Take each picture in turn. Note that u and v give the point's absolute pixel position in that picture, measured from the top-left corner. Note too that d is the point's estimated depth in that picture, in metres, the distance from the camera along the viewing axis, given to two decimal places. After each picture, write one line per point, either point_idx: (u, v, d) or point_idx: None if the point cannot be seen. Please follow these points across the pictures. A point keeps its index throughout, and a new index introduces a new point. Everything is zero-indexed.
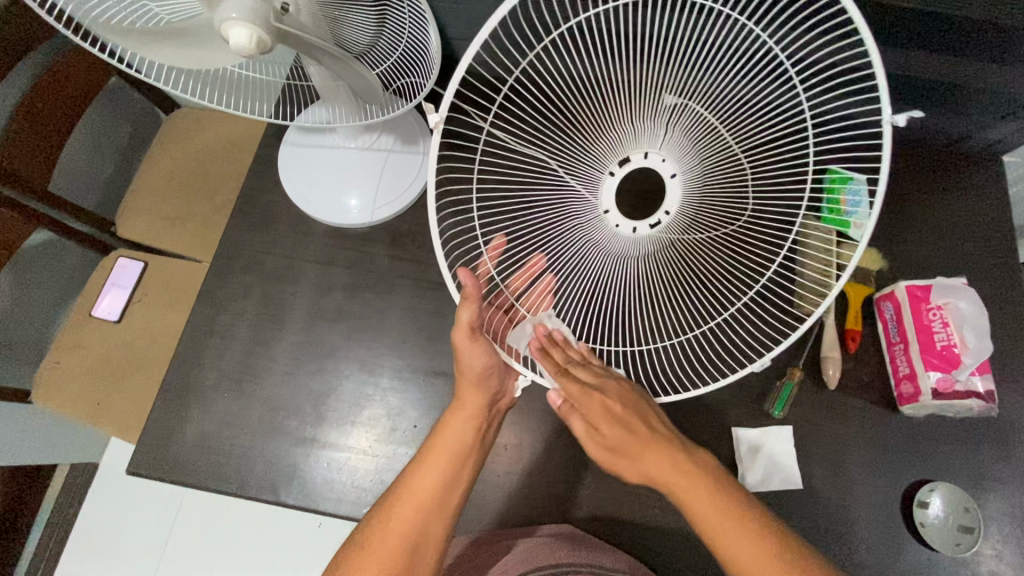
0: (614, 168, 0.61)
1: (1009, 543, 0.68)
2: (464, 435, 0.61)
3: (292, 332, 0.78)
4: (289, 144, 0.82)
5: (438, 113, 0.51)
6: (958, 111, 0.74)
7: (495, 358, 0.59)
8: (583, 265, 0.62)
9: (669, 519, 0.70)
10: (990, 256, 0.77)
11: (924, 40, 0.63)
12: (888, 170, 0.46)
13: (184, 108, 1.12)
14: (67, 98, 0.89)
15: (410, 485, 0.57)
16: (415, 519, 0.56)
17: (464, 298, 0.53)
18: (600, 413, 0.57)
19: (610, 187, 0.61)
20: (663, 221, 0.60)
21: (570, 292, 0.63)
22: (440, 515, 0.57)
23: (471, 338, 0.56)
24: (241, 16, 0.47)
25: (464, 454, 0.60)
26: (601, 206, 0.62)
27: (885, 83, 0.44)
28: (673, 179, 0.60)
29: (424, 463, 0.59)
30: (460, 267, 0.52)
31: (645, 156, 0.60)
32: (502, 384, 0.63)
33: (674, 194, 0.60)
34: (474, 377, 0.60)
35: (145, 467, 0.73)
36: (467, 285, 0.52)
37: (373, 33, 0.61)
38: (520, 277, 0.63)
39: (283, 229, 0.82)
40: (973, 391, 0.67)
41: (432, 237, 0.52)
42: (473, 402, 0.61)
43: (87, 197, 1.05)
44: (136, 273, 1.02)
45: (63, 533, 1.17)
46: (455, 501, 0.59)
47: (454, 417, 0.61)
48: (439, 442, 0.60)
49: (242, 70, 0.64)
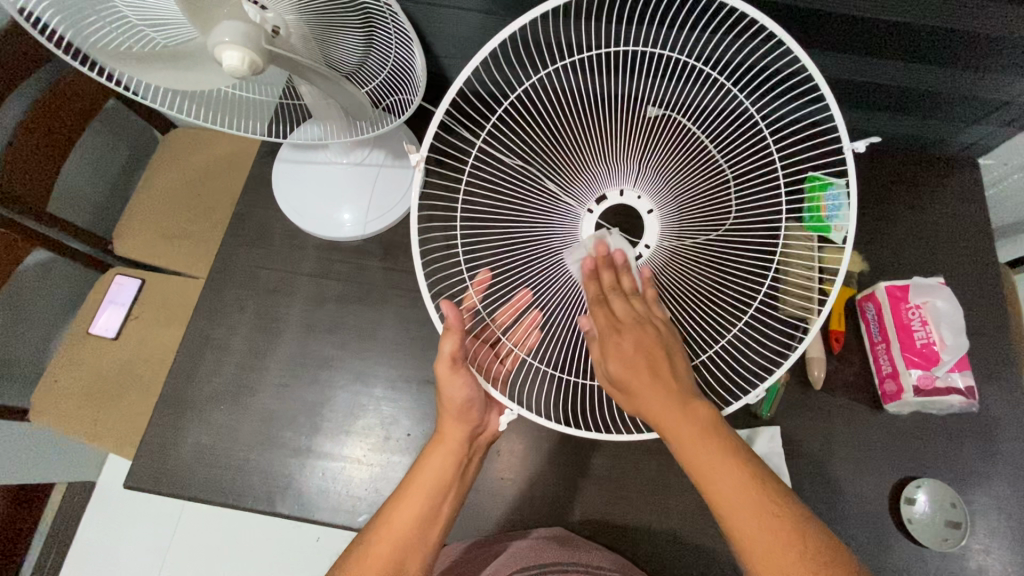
0: (592, 205, 0.62)
1: (995, 538, 0.69)
2: (445, 468, 0.59)
3: (287, 344, 0.79)
4: (281, 161, 0.84)
5: (420, 152, 0.55)
6: (931, 116, 0.77)
7: (477, 392, 0.60)
8: (567, 300, 0.63)
9: (662, 522, 0.71)
10: (967, 256, 0.79)
11: (892, 50, 0.66)
12: (857, 188, 0.51)
13: (180, 127, 1.14)
14: (67, 120, 0.92)
15: (388, 522, 0.56)
16: (393, 557, 0.54)
17: (447, 330, 0.56)
18: (623, 343, 0.52)
19: (588, 223, 0.62)
20: (644, 256, 0.62)
21: (556, 327, 0.67)
22: (420, 552, 0.55)
23: (453, 368, 0.58)
24: (233, 39, 0.49)
25: (444, 487, 0.59)
26: (581, 240, 0.62)
27: (840, 113, 0.50)
28: (650, 214, 0.62)
29: (404, 498, 0.57)
30: (444, 300, 0.55)
31: (621, 194, 0.61)
32: (485, 416, 0.63)
33: (652, 227, 0.62)
34: (457, 410, 0.60)
35: (142, 480, 0.73)
36: (449, 316, 0.55)
37: (361, 53, 0.64)
38: (505, 312, 0.63)
39: (276, 244, 0.84)
40: (953, 388, 0.68)
41: (417, 276, 0.54)
42: (455, 434, 0.60)
43: (84, 216, 1.06)
44: (134, 291, 1.03)
45: (61, 548, 1.17)
46: (435, 536, 0.57)
47: (436, 449, 0.60)
48: (419, 475, 0.58)
49: (237, 91, 0.67)
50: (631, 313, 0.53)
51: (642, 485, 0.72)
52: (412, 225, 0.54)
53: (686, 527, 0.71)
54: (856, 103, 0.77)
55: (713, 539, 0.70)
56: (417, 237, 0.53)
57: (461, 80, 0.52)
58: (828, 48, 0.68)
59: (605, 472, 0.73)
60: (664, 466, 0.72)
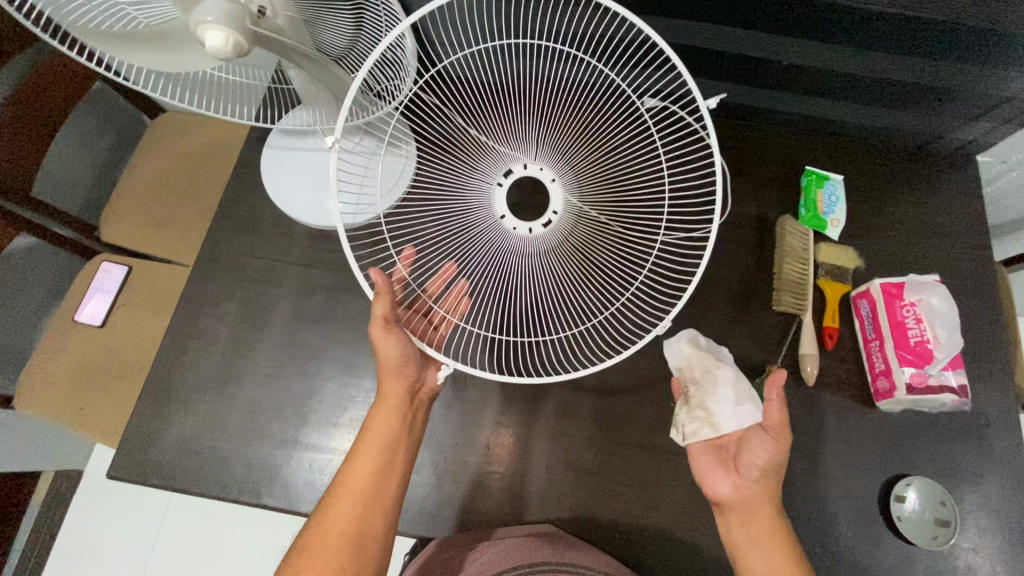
0: (501, 179, 0.63)
1: (985, 536, 0.69)
2: (391, 425, 0.61)
3: (274, 333, 0.78)
4: (270, 147, 0.82)
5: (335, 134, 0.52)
6: (931, 110, 0.75)
7: (411, 350, 0.59)
8: (491, 266, 0.63)
9: (652, 518, 0.70)
10: (965, 253, 0.79)
11: (892, 42, 0.65)
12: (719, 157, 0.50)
13: (170, 111, 1.12)
14: (49, 102, 0.89)
15: (345, 482, 0.59)
16: (353, 513, 0.57)
17: (378, 294, 0.55)
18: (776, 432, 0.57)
19: (501, 195, 0.63)
20: (554, 221, 0.63)
21: (482, 295, 0.65)
22: (381, 505, 0.58)
23: (386, 331, 0.57)
24: (216, 18, 0.47)
25: (394, 444, 0.61)
26: (496, 212, 0.63)
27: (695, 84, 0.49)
28: (554, 183, 0.63)
29: (357, 458, 0.60)
30: (373, 268, 0.54)
31: (525, 167, 0.63)
32: (422, 373, 0.64)
33: (558, 195, 0.63)
34: (393, 368, 0.61)
35: (126, 471, 0.72)
36: (379, 282, 0.54)
37: (351, 37, 0.62)
38: (435, 283, 0.63)
39: (265, 231, 0.82)
40: (947, 386, 0.68)
41: (345, 254, 0.51)
42: (395, 390, 0.62)
43: (70, 202, 1.04)
44: (121, 277, 1.01)
45: (48, 537, 1.16)
46: (392, 491, 0.60)
47: (379, 408, 0.62)
48: (369, 434, 0.61)
49: (222, 74, 0.65)
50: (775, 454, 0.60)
51: (631, 478, 0.71)
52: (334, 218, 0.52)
53: (675, 521, 0.70)
54: (854, 97, 0.76)
55: (702, 533, 0.70)
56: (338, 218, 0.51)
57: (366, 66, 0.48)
58: (824, 40, 0.67)
59: (597, 467, 0.72)
60: (655, 460, 0.72)
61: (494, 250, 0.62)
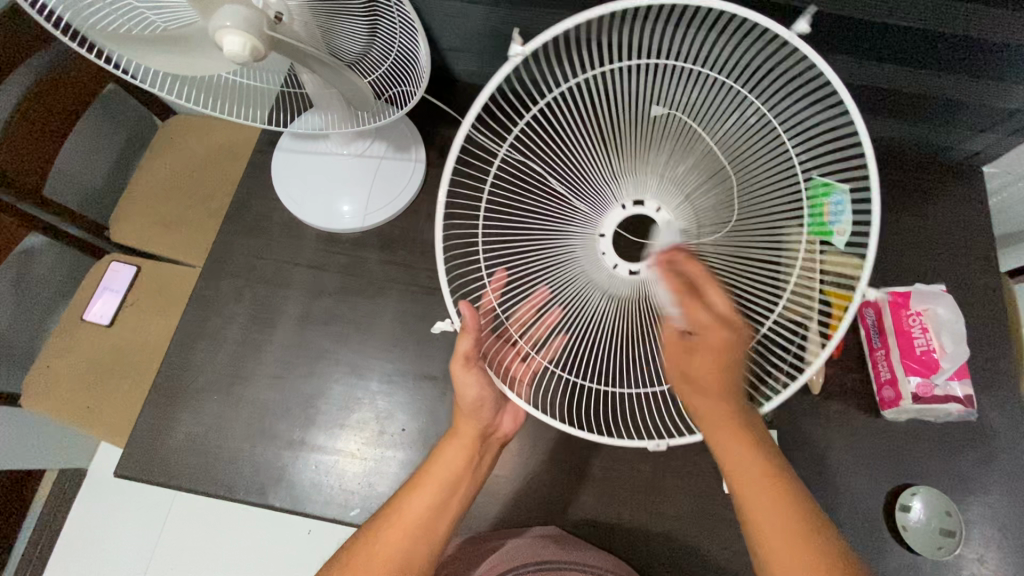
0: (625, 203, 0.65)
1: (990, 547, 0.69)
2: (456, 462, 0.60)
3: (282, 334, 0.79)
4: (281, 150, 0.83)
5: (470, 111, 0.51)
6: (942, 122, 0.76)
7: (489, 393, 0.61)
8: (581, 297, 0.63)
9: (657, 524, 0.70)
10: (972, 264, 0.79)
11: (901, 54, 0.65)
12: (879, 208, 0.48)
13: (181, 114, 1.13)
14: (64, 104, 0.90)
15: (400, 511, 0.57)
16: (402, 546, 0.55)
17: (463, 330, 0.57)
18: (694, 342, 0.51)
19: (614, 217, 0.65)
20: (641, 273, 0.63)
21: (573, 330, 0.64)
22: (429, 542, 0.57)
23: (465, 365, 0.59)
24: (235, 24, 0.48)
25: (455, 483, 0.60)
26: (598, 231, 0.65)
27: (862, 129, 0.49)
28: (670, 237, 0.62)
29: (415, 488, 0.58)
30: (463, 301, 0.56)
31: (656, 209, 0.64)
32: (497, 416, 0.64)
33: (664, 252, 0.62)
34: (469, 409, 0.62)
35: (134, 469, 0.73)
36: (466, 318, 0.56)
37: (365, 42, 0.63)
38: (525, 309, 0.63)
39: (274, 233, 0.83)
40: (952, 396, 0.68)
41: (439, 279, 0.52)
42: (468, 431, 0.62)
43: (80, 202, 1.05)
44: (129, 277, 1.02)
45: (51, 535, 1.16)
46: (443, 530, 0.58)
47: (449, 443, 0.61)
48: (432, 467, 0.60)
49: (238, 78, 0.66)
50: (714, 325, 0.48)
51: (637, 486, 0.72)
52: (436, 220, 0.52)
53: (680, 527, 0.70)
54: (858, 106, 0.76)
55: (707, 540, 0.70)
56: (440, 232, 0.52)
57: (492, 87, 0.49)
58: (833, 50, 0.67)
59: (603, 473, 0.72)
60: (660, 466, 0.72)
61: (586, 279, 0.63)
